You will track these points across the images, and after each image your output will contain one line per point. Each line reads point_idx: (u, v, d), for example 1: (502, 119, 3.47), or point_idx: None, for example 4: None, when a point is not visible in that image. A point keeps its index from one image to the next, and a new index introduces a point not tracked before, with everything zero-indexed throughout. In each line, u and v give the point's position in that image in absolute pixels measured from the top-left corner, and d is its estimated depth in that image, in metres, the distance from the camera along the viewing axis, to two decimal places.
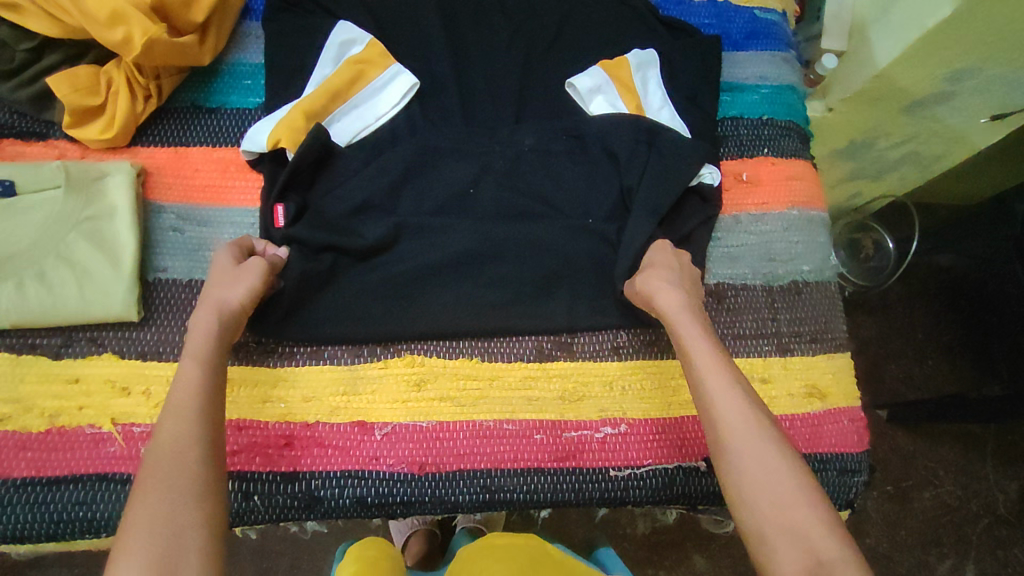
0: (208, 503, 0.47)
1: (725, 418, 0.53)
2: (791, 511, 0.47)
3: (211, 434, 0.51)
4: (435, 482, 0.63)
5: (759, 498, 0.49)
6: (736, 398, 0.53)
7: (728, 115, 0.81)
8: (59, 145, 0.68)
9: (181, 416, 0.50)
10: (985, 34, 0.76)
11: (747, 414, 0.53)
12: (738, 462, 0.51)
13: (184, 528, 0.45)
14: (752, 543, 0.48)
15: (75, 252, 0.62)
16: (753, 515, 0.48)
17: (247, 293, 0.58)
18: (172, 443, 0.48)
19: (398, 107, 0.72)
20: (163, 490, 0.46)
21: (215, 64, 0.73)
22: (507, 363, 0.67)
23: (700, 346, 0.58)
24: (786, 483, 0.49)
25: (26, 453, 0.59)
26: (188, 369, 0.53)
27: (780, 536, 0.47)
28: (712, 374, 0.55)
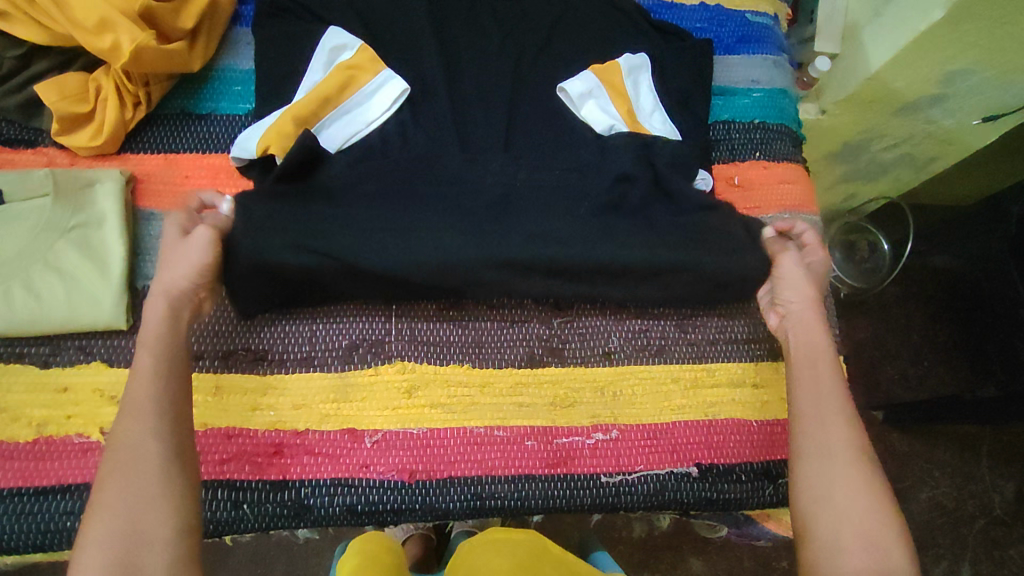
0: (174, 496, 0.48)
1: (834, 431, 0.56)
2: (874, 528, 0.50)
3: (175, 426, 0.51)
4: (425, 489, 0.63)
5: (846, 507, 0.52)
6: (846, 417, 0.56)
7: (720, 119, 0.81)
8: (48, 152, 0.67)
9: (140, 410, 0.50)
10: (978, 36, 0.77)
11: (855, 435, 0.55)
12: (833, 470, 0.54)
13: (150, 522, 0.46)
14: (823, 541, 0.51)
15: (64, 260, 0.62)
16: (835, 520, 0.51)
17: (192, 271, 0.58)
18: (133, 437, 0.49)
19: (389, 113, 0.72)
20: (125, 487, 0.47)
21: (205, 70, 0.73)
22: (499, 369, 0.67)
23: (824, 363, 0.60)
24: (872, 505, 0.52)
25: (14, 463, 0.58)
26: (144, 362, 0.53)
27: (857, 543, 0.50)
28: (833, 390, 0.58)
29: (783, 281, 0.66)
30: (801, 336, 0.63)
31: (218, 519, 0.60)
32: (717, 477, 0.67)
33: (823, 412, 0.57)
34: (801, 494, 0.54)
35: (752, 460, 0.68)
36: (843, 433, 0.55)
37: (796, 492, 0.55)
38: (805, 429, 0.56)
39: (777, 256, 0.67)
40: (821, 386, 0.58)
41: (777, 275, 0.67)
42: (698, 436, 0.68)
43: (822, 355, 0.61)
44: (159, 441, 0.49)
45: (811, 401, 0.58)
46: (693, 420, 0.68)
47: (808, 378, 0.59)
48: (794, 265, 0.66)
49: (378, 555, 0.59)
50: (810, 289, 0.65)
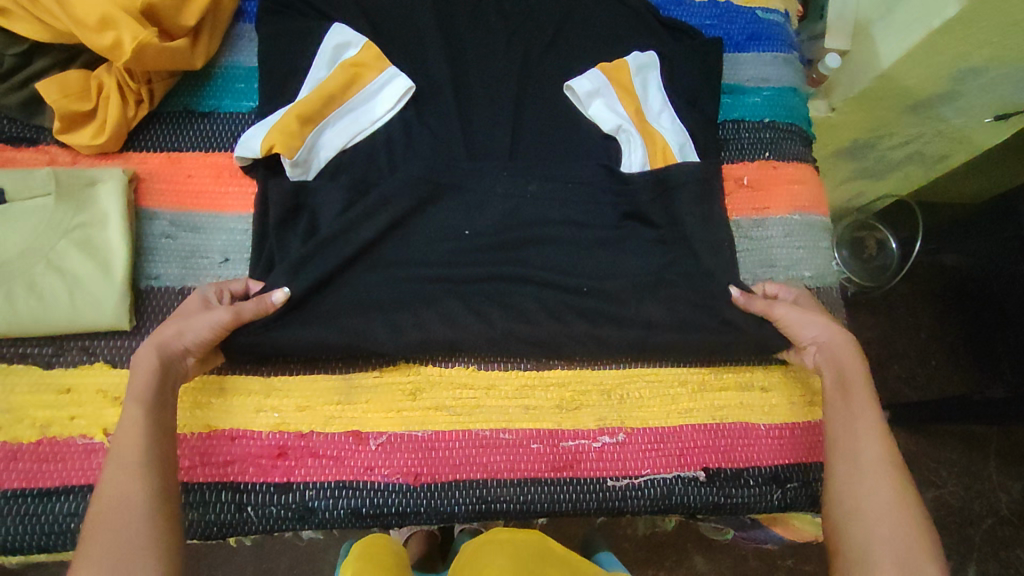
0: (161, 544, 0.47)
1: (867, 450, 0.56)
2: (905, 545, 0.50)
3: (161, 475, 0.50)
4: (430, 492, 0.63)
5: (877, 524, 0.52)
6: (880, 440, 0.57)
7: (729, 118, 0.80)
8: (50, 151, 0.67)
9: (127, 462, 0.50)
10: (991, 34, 0.75)
11: (889, 455, 0.56)
12: (865, 487, 0.54)
13: (136, 571, 0.45)
14: (854, 559, 0.51)
15: (67, 261, 0.62)
16: (865, 536, 0.52)
17: (190, 340, 0.57)
18: (119, 490, 0.48)
19: (394, 111, 0.71)
20: (111, 539, 0.46)
21: (208, 67, 0.72)
22: (504, 371, 0.67)
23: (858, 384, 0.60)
24: (905, 523, 0.52)
25: (17, 464, 0.58)
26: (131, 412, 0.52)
27: (888, 561, 0.50)
28: (867, 409, 0.59)
29: (790, 324, 0.64)
30: (832, 354, 0.62)
31: (221, 521, 0.60)
32: (725, 480, 0.67)
33: (856, 431, 0.58)
34: (838, 520, 0.54)
35: (759, 464, 0.67)
36: (876, 452, 0.56)
37: (833, 518, 0.55)
38: (840, 455, 0.57)
39: (768, 311, 0.65)
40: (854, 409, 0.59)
41: (781, 326, 0.65)
42: (705, 440, 0.67)
43: (855, 372, 0.61)
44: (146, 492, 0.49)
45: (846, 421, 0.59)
46: (699, 424, 0.68)
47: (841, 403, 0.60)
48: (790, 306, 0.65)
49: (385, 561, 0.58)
50: (822, 317, 0.64)
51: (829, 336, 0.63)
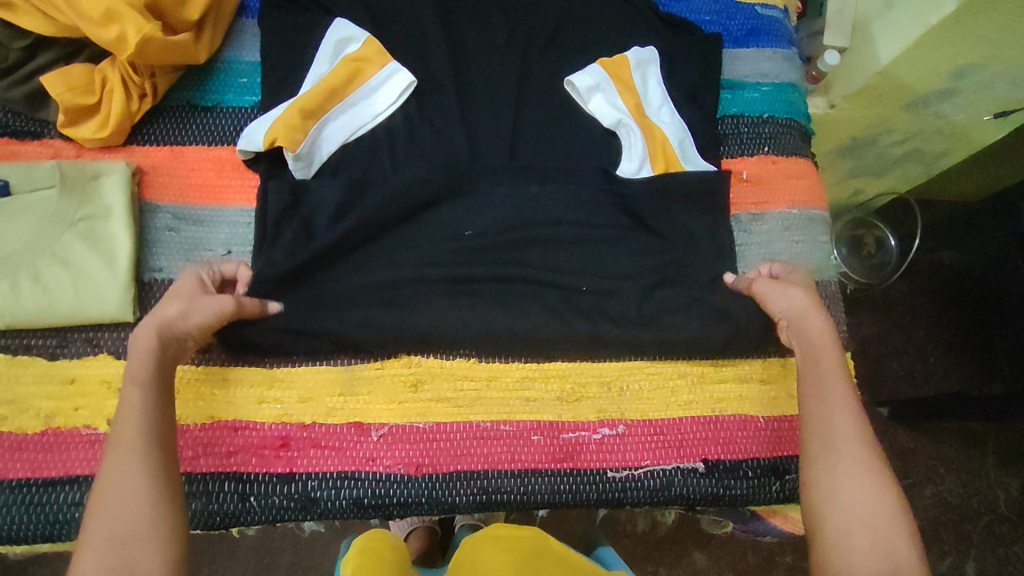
0: (162, 529, 0.47)
1: (842, 428, 0.55)
2: (881, 525, 0.49)
3: (161, 458, 0.50)
4: (431, 483, 0.63)
5: (852, 503, 0.51)
6: (853, 417, 0.56)
7: (729, 113, 0.81)
8: (55, 144, 0.67)
9: (127, 445, 0.49)
10: (988, 31, 0.76)
11: (863, 434, 0.55)
12: (839, 465, 0.53)
13: (139, 558, 0.45)
14: (830, 538, 0.50)
15: (71, 253, 0.62)
16: (841, 515, 0.51)
17: (189, 323, 0.58)
18: (119, 472, 0.48)
19: (395, 106, 0.72)
20: (113, 525, 0.46)
21: (210, 62, 0.73)
22: (505, 363, 0.67)
23: (831, 364, 0.60)
24: (882, 503, 0.51)
25: (22, 454, 0.58)
26: (130, 395, 0.52)
27: (864, 541, 0.49)
28: (840, 388, 0.58)
29: (767, 299, 0.66)
30: (805, 333, 0.63)
31: (223, 511, 0.60)
32: (724, 472, 0.67)
33: (830, 411, 0.57)
34: (813, 498, 0.53)
35: (758, 456, 0.68)
36: (849, 431, 0.55)
37: (807, 496, 0.54)
38: (813, 432, 0.57)
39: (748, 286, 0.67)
40: (827, 388, 0.58)
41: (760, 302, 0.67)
42: (705, 432, 0.68)
43: (828, 352, 0.61)
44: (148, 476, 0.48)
45: (818, 399, 0.58)
46: (698, 416, 0.68)
47: (814, 382, 0.59)
48: (771, 282, 0.66)
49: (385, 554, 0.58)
50: (797, 291, 0.65)
51: (804, 313, 0.63)
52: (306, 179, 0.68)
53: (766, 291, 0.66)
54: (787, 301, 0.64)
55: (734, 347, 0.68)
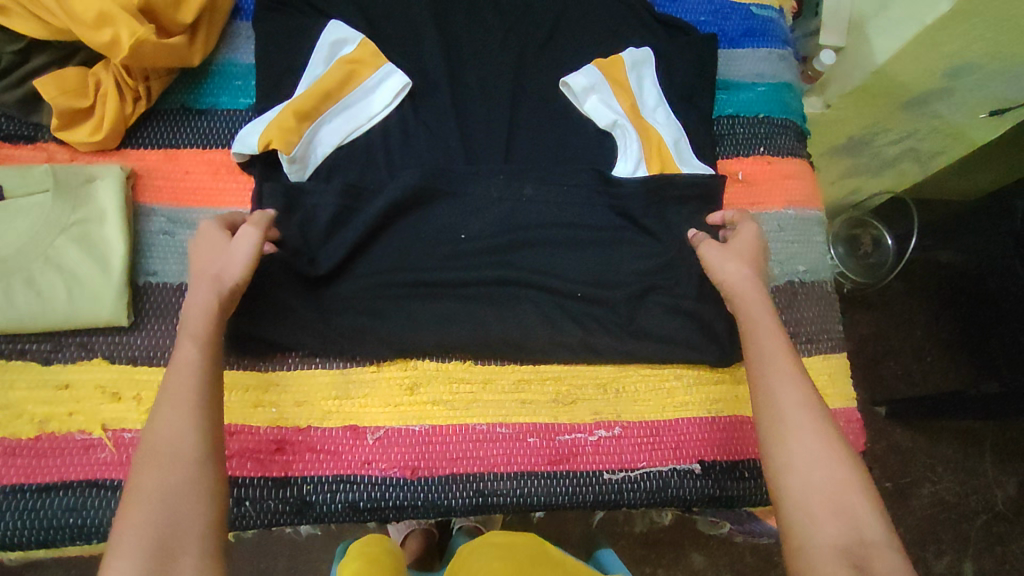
0: (207, 488, 0.47)
1: (786, 397, 0.55)
2: (838, 489, 0.50)
3: (209, 421, 0.50)
4: (428, 486, 0.63)
5: (808, 471, 0.51)
6: (797, 383, 0.56)
7: (724, 114, 0.81)
8: (48, 148, 0.67)
9: (180, 400, 0.50)
10: (983, 29, 0.76)
11: (807, 398, 0.55)
12: (790, 435, 0.53)
13: (186, 516, 0.45)
14: (791, 510, 0.51)
15: (65, 257, 0.62)
16: (799, 485, 0.51)
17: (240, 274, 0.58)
18: (171, 426, 0.49)
19: (390, 108, 0.72)
20: (163, 479, 0.46)
21: (205, 65, 0.72)
22: (501, 366, 0.67)
23: (771, 331, 0.60)
24: (837, 468, 0.51)
25: (16, 460, 0.58)
26: (185, 352, 0.53)
27: (824, 508, 0.50)
28: (782, 355, 0.58)
29: (711, 266, 0.66)
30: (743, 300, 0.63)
31: None
32: (720, 473, 0.67)
33: (773, 380, 0.57)
34: (769, 472, 0.54)
35: (755, 457, 0.68)
36: (795, 398, 0.55)
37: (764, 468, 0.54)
38: (761, 403, 0.56)
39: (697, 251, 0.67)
40: (768, 356, 0.58)
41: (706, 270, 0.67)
42: (701, 433, 0.68)
43: (764, 319, 0.61)
44: (197, 436, 0.49)
45: (760, 370, 0.58)
46: (695, 417, 0.68)
47: (755, 351, 0.59)
48: (717, 248, 0.66)
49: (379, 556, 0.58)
50: (740, 259, 0.65)
51: (743, 282, 0.64)
52: (301, 181, 0.67)
53: (713, 261, 0.66)
54: (730, 271, 0.64)
55: (730, 348, 0.68)
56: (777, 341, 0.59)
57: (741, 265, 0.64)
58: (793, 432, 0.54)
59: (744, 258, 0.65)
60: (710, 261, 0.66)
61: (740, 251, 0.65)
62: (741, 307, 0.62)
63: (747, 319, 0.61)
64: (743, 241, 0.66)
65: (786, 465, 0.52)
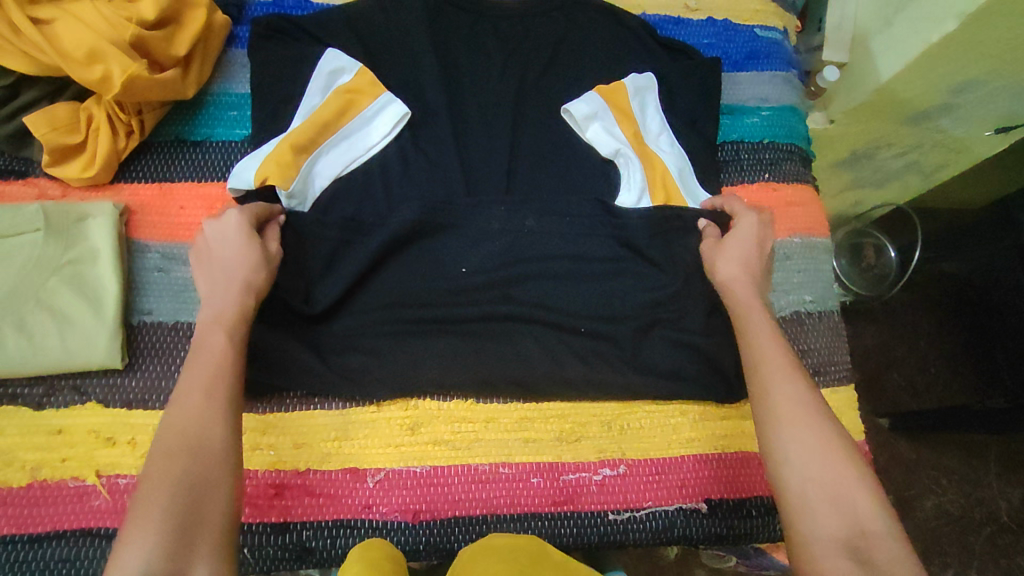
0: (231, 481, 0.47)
1: (780, 390, 0.54)
2: (837, 480, 0.49)
3: (234, 417, 0.50)
4: (430, 530, 0.62)
5: (806, 463, 0.50)
6: (791, 376, 0.55)
7: (729, 139, 0.79)
8: (39, 183, 0.66)
9: (214, 392, 0.50)
10: (989, 47, 0.75)
11: (802, 390, 0.54)
12: (786, 428, 0.52)
13: (205, 502, 0.45)
14: (791, 504, 0.49)
15: (57, 299, 0.60)
16: (797, 477, 0.50)
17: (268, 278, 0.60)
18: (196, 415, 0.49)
19: (388, 138, 0.70)
20: (189, 463, 0.46)
21: (199, 95, 0.71)
22: (503, 404, 0.66)
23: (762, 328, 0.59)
24: (836, 457, 0.50)
25: (8, 509, 0.57)
26: (214, 340, 0.54)
27: (822, 499, 0.48)
28: (776, 349, 0.57)
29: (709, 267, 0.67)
30: (737, 300, 0.63)
31: None
32: (727, 512, 0.66)
33: (765, 374, 0.55)
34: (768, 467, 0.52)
35: (762, 494, 0.67)
36: (789, 390, 0.54)
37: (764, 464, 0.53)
38: (755, 399, 0.55)
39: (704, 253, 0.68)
40: (762, 352, 0.57)
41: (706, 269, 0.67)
42: (707, 472, 0.66)
43: (757, 317, 0.60)
44: (223, 431, 0.49)
45: (752, 365, 0.57)
46: (702, 455, 0.67)
47: (748, 348, 0.58)
48: (715, 248, 0.67)
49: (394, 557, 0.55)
50: (735, 257, 0.65)
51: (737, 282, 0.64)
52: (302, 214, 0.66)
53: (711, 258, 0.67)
54: (727, 269, 0.65)
55: (736, 380, 0.67)
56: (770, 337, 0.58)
57: (738, 263, 0.65)
58: (789, 425, 0.52)
59: (738, 259, 0.65)
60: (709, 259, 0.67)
61: (735, 248, 0.66)
62: (735, 306, 0.62)
63: (741, 317, 0.61)
64: (739, 239, 0.66)
65: (783, 459, 0.51)
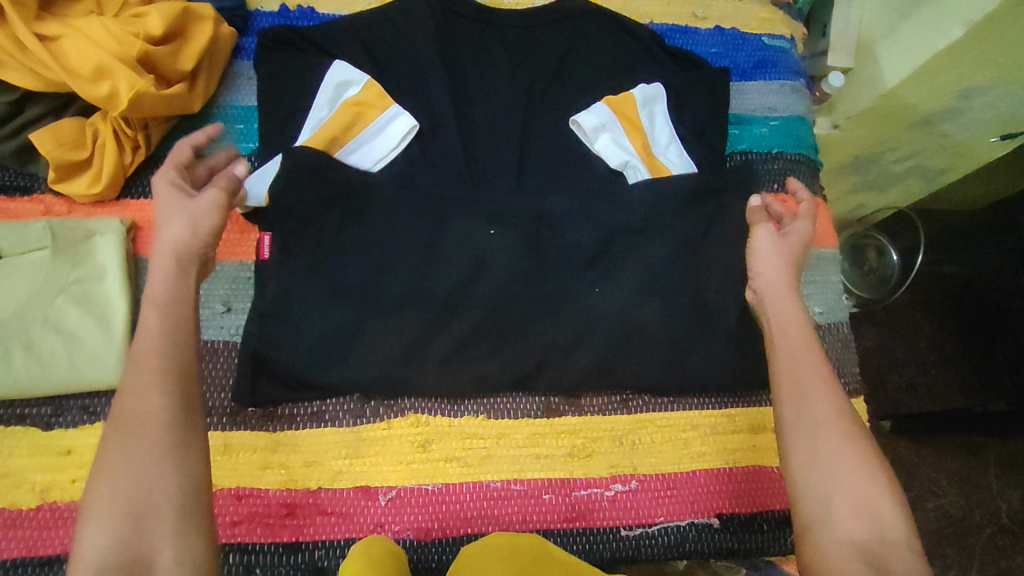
0: (179, 455, 0.45)
1: (813, 393, 0.53)
2: (864, 488, 0.49)
3: (184, 390, 0.48)
4: (443, 548, 0.61)
5: (833, 468, 0.50)
6: (825, 381, 0.54)
7: (737, 149, 0.79)
8: (45, 200, 0.65)
9: (145, 367, 0.47)
10: (996, 53, 0.75)
11: (835, 395, 0.53)
12: (817, 433, 0.51)
13: (153, 486, 0.44)
14: (812, 507, 0.49)
15: (65, 318, 0.60)
16: (823, 481, 0.49)
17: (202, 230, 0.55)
18: (134, 394, 0.46)
19: (396, 151, 0.69)
20: (130, 450, 0.44)
21: (205, 108, 0.70)
22: (514, 420, 0.65)
23: (798, 329, 0.57)
24: (862, 465, 0.50)
25: (17, 532, 0.56)
26: (149, 316, 0.50)
27: (847, 504, 0.48)
28: (810, 352, 0.56)
29: (757, 258, 0.63)
30: (774, 298, 0.61)
31: None
32: (739, 527, 0.66)
33: (801, 378, 0.54)
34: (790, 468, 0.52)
35: (772, 508, 0.67)
36: (822, 394, 0.53)
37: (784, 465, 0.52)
38: (787, 399, 0.54)
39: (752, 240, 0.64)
40: (797, 350, 0.56)
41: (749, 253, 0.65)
42: (719, 486, 0.67)
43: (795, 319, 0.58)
44: (161, 402, 0.46)
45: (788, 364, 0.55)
46: (713, 469, 0.67)
47: (781, 347, 0.57)
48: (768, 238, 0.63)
49: (386, 564, 0.53)
50: (781, 257, 0.63)
51: (775, 277, 0.62)
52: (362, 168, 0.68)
53: (760, 250, 0.63)
54: (770, 267, 0.62)
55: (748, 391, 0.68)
56: (805, 339, 0.57)
57: (784, 261, 0.63)
58: (819, 430, 0.51)
59: (783, 259, 0.63)
60: (756, 250, 0.64)
61: (786, 250, 0.63)
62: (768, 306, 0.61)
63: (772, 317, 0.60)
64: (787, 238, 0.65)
65: (812, 463, 0.50)
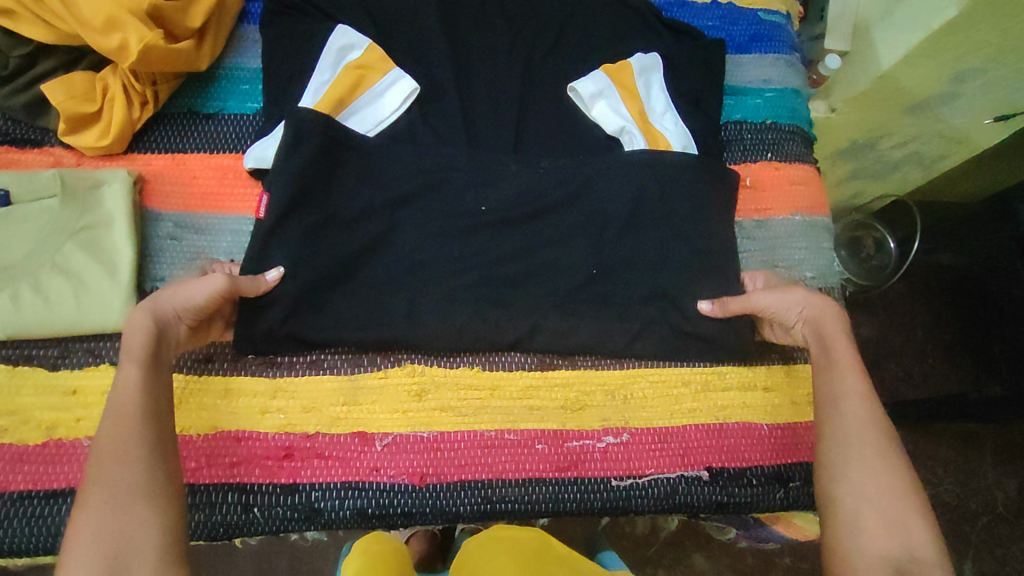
0: (159, 501, 0.46)
1: (850, 410, 0.56)
2: (892, 506, 0.50)
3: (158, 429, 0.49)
4: (436, 492, 0.63)
5: (866, 482, 0.51)
6: (865, 403, 0.56)
7: (732, 119, 0.81)
8: (55, 152, 0.67)
9: (127, 419, 0.49)
10: (990, 35, 0.76)
11: (873, 415, 0.55)
12: (852, 449, 0.53)
13: (134, 528, 0.44)
14: (842, 517, 0.51)
15: (73, 263, 0.62)
16: (853, 495, 0.51)
17: (185, 304, 0.56)
18: (115, 445, 0.47)
19: (399, 112, 0.71)
20: (109, 495, 0.45)
21: (213, 68, 0.72)
22: (507, 372, 0.67)
23: (844, 354, 0.60)
24: (893, 484, 0.51)
25: (24, 465, 0.58)
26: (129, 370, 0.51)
27: (878, 520, 0.50)
28: (852, 374, 0.58)
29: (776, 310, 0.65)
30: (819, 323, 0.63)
31: (228, 522, 0.60)
32: (727, 480, 0.67)
33: (839, 397, 0.57)
34: (825, 480, 0.54)
35: (761, 463, 0.68)
36: (859, 413, 0.55)
37: (820, 478, 0.54)
38: (826, 415, 0.57)
39: (747, 304, 0.66)
40: (841, 370, 0.58)
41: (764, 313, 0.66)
42: (707, 440, 0.68)
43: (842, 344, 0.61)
44: (142, 451, 0.48)
45: (830, 385, 0.58)
46: (703, 424, 0.68)
47: (825, 368, 0.60)
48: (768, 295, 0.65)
49: (387, 557, 0.56)
50: (801, 293, 0.65)
51: (822, 305, 0.64)
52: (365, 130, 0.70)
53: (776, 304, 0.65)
54: (794, 301, 0.64)
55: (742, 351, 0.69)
56: (850, 362, 0.59)
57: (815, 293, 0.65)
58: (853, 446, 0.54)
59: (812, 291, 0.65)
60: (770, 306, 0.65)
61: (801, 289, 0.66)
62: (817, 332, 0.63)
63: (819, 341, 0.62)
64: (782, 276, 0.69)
65: (844, 475, 0.53)
